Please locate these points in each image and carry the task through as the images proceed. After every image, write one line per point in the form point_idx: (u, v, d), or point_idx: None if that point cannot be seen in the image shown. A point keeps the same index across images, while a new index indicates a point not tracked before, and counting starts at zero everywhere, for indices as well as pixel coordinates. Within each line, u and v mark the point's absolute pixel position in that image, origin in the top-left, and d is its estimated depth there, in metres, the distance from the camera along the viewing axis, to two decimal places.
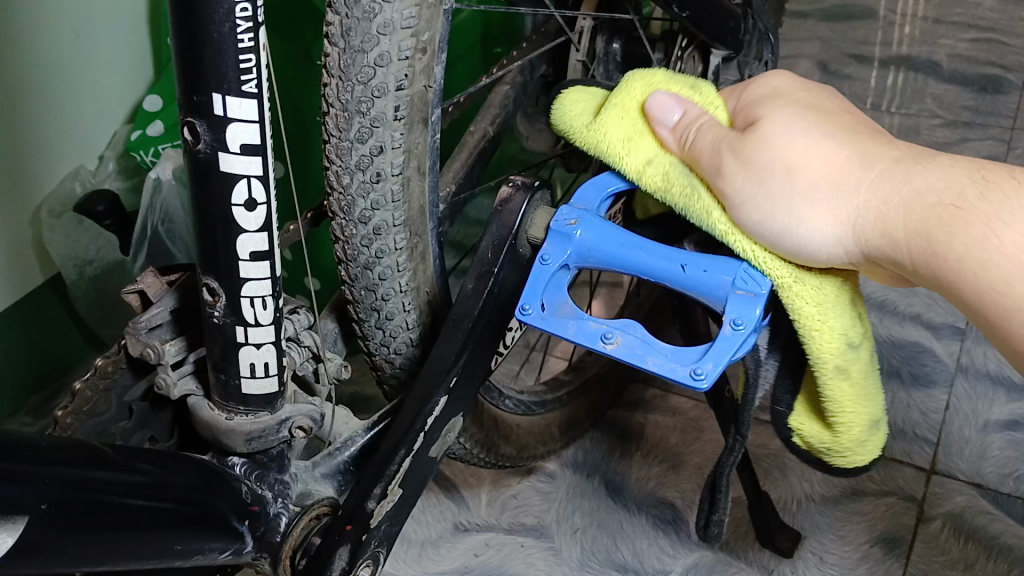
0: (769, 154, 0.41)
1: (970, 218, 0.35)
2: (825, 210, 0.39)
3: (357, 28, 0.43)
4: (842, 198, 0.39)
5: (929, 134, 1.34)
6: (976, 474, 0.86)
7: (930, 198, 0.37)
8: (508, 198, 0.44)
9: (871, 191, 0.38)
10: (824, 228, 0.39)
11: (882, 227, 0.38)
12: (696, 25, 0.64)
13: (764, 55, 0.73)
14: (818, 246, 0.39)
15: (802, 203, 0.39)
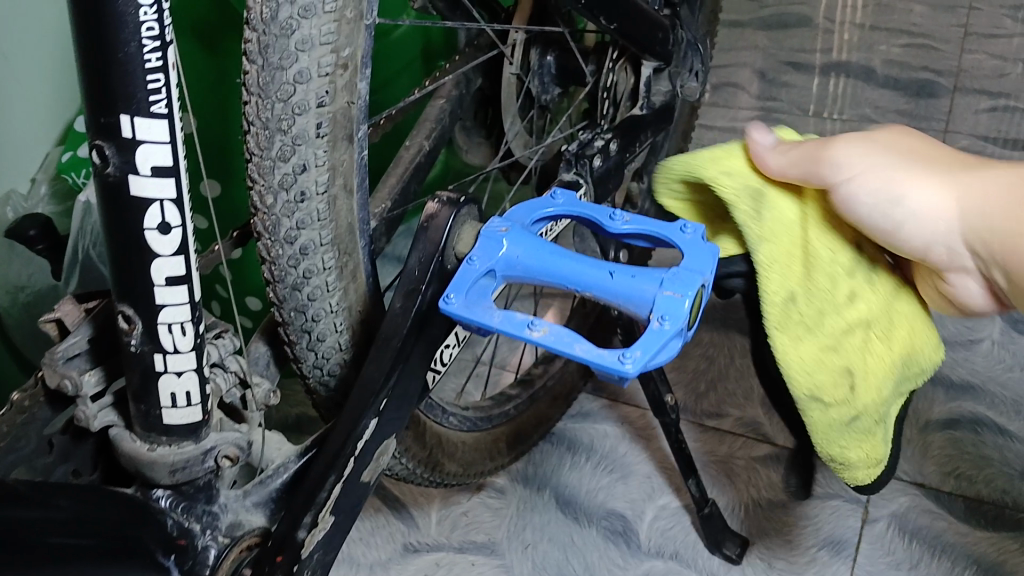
0: (873, 152, 0.46)
1: None
2: (933, 193, 0.43)
3: (275, 45, 0.42)
4: (952, 180, 0.43)
5: None
6: (918, 473, 0.87)
7: None
8: (435, 213, 0.44)
9: (977, 178, 0.43)
10: (928, 204, 0.43)
11: (987, 202, 0.41)
12: (626, 35, 0.64)
13: (695, 65, 0.73)
14: (920, 215, 0.44)
15: (911, 180, 0.44)
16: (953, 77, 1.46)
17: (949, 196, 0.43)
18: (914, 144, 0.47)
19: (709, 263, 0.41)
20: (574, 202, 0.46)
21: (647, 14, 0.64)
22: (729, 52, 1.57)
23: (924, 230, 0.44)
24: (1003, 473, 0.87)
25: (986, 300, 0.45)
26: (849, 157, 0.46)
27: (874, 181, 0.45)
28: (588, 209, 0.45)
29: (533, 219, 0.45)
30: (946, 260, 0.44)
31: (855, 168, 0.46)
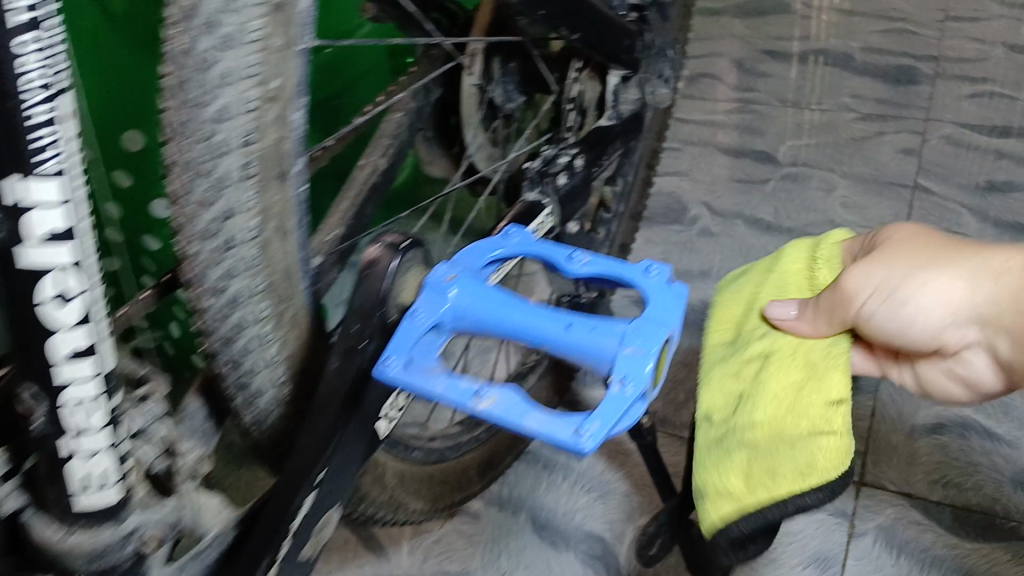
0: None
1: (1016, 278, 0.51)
2: (947, 286, 0.53)
3: (194, 79, 0.38)
4: (977, 272, 0.52)
5: (845, 128, 1.34)
6: (906, 483, 0.84)
7: (1003, 269, 0.52)
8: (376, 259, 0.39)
9: (992, 267, 0.52)
10: (939, 298, 0.53)
11: (978, 283, 0.52)
12: (589, 45, 0.59)
13: (664, 69, 0.69)
14: (947, 308, 0.53)
15: (921, 281, 0.53)
16: (933, 61, 1.42)
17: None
18: (916, 241, 0.55)
19: (676, 311, 0.37)
20: (530, 242, 0.42)
21: (614, 22, 0.60)
22: (707, 40, 1.52)
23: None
24: (992, 481, 0.84)
25: (990, 370, 0.56)
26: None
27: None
28: (544, 249, 0.42)
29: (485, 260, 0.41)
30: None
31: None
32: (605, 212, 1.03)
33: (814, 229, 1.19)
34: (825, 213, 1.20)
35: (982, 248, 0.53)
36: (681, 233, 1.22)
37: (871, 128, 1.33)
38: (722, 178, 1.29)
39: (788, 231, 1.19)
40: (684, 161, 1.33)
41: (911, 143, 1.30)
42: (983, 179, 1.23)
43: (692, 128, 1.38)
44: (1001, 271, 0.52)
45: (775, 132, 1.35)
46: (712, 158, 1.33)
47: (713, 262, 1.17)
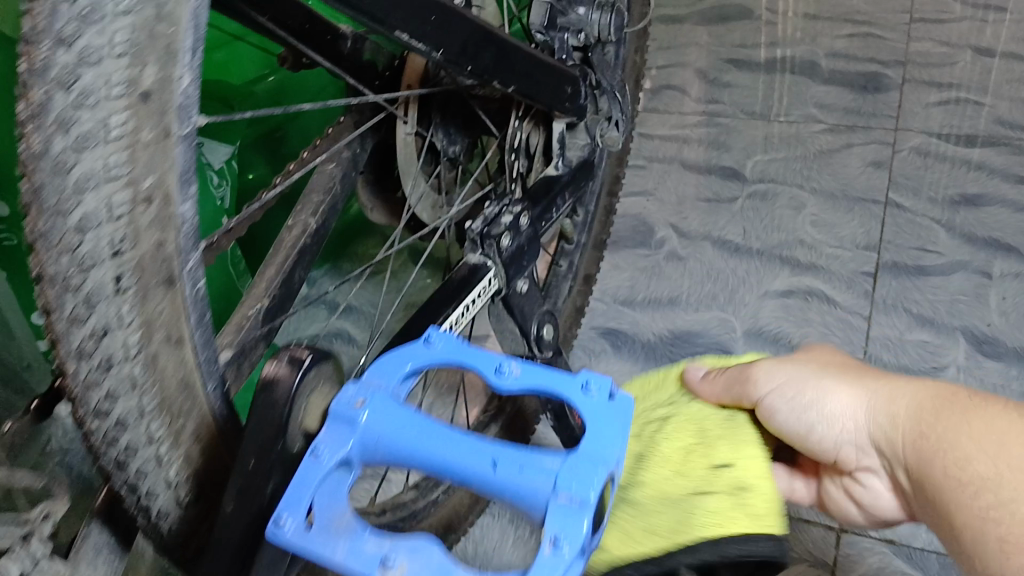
0: (811, 371, 0.57)
1: (960, 407, 0.50)
2: (845, 404, 0.55)
3: (50, 185, 0.32)
4: (861, 390, 0.55)
5: (813, 140, 1.29)
6: (887, 529, 0.81)
7: (926, 392, 0.52)
8: (274, 379, 0.34)
9: (892, 390, 0.53)
10: (841, 413, 0.55)
11: (900, 415, 0.52)
12: (527, 97, 0.55)
13: (614, 112, 0.65)
14: (839, 421, 0.55)
15: (828, 393, 0.55)
16: (901, 67, 1.38)
17: (866, 404, 0.54)
18: (830, 357, 0.59)
19: (618, 443, 0.33)
20: (454, 351, 0.37)
21: (551, 69, 0.55)
22: (671, 49, 1.47)
23: (846, 433, 0.55)
24: None
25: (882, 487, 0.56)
26: (779, 374, 0.57)
27: (814, 392, 0.56)
28: (469, 359, 0.36)
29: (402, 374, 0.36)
30: (858, 455, 0.56)
31: (790, 381, 0.57)
32: (565, 243, 0.98)
33: (783, 250, 1.13)
34: (795, 233, 1.16)
35: (883, 373, 0.55)
36: (649, 256, 1.16)
37: (839, 140, 1.29)
38: (689, 197, 1.24)
39: (758, 252, 1.14)
40: (650, 179, 1.27)
41: (881, 155, 1.26)
42: (956, 192, 1.19)
43: (657, 143, 1.32)
44: (897, 396, 0.53)
45: (741, 146, 1.30)
46: (679, 175, 1.27)
47: (681, 287, 1.11)
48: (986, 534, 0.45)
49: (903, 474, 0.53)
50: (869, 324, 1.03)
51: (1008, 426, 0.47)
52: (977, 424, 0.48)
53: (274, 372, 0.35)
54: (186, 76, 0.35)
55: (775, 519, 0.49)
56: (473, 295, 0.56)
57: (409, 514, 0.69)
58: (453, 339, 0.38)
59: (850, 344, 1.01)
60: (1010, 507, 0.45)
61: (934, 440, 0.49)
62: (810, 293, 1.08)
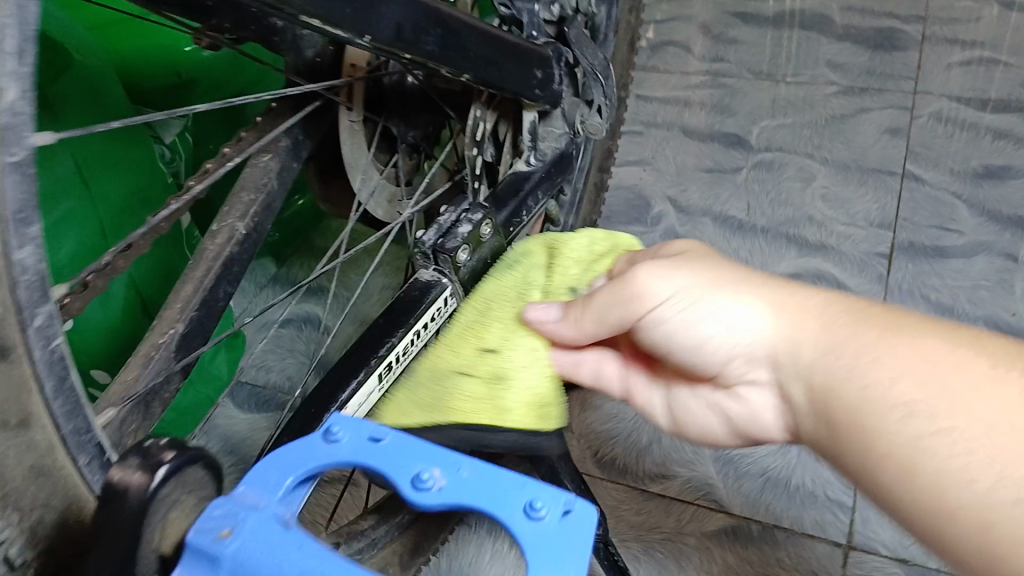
0: (717, 272, 0.48)
1: (876, 324, 0.43)
2: (748, 315, 0.47)
3: None
4: (761, 295, 0.47)
5: (824, 104, 1.18)
6: (900, 547, 0.74)
7: (835, 306, 0.45)
8: (126, 486, 0.27)
9: (796, 301, 0.46)
10: (740, 325, 0.47)
11: (805, 324, 0.45)
12: (487, 86, 0.48)
13: (597, 97, 0.57)
14: (735, 334, 0.47)
15: (724, 298, 0.47)
16: (921, 22, 1.25)
17: (778, 317, 0.46)
18: (709, 257, 0.51)
19: None
20: (359, 449, 0.29)
21: (514, 53, 0.48)
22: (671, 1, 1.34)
23: (744, 342, 0.47)
24: None
25: (767, 410, 0.49)
26: (676, 275, 0.48)
27: (724, 298, 0.47)
28: (379, 461, 0.28)
29: (287, 485, 0.28)
30: (747, 370, 0.48)
31: (694, 288, 0.48)
32: (552, 226, 0.86)
33: (791, 229, 1.04)
34: (803, 209, 1.06)
35: (784, 280, 0.48)
36: (643, 234, 1.06)
37: (852, 104, 1.18)
38: (688, 166, 1.13)
39: (763, 230, 1.04)
40: (647, 147, 1.16)
41: (898, 120, 1.16)
42: (979, 163, 1.09)
43: (656, 107, 1.21)
44: (805, 308, 0.45)
45: (747, 110, 1.18)
46: (679, 143, 1.16)
47: None
48: (902, 465, 0.38)
49: (802, 391, 0.45)
50: None
51: (938, 346, 0.40)
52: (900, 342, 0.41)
53: (123, 480, 0.27)
54: (11, 89, 0.29)
55: (535, 421, 0.49)
56: (425, 317, 0.49)
57: (370, 543, 0.57)
58: (361, 425, 0.30)
59: None
60: (949, 440, 0.36)
61: (856, 356, 0.41)
62: (820, 278, 0.99)
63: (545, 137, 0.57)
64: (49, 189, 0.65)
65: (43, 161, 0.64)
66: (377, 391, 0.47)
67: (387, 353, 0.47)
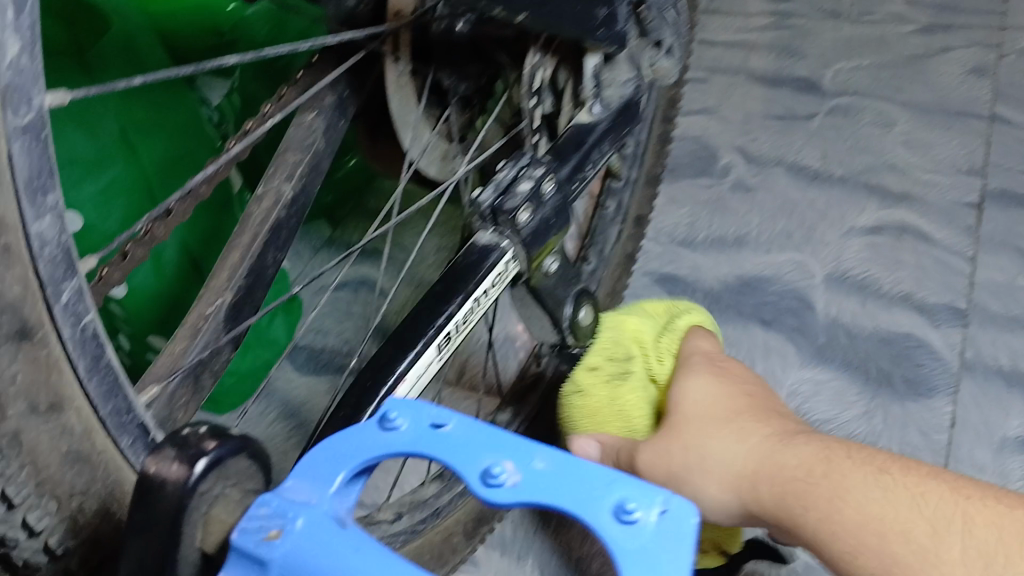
0: (700, 424, 0.49)
1: (830, 470, 0.43)
2: (715, 462, 0.47)
3: None
4: (734, 450, 0.47)
5: (902, 44, 1.10)
6: None
7: (806, 456, 0.44)
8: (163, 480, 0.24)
9: (764, 449, 0.46)
10: (714, 476, 0.47)
11: (776, 471, 0.45)
12: (544, 27, 0.46)
13: (666, 38, 0.53)
14: (716, 497, 0.47)
15: (706, 453, 0.48)
16: None
17: (749, 465, 0.46)
18: (693, 395, 0.51)
19: None
20: (420, 439, 0.26)
21: None
22: None
23: (727, 495, 0.47)
24: None
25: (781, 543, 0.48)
26: (668, 442, 0.49)
27: (701, 463, 0.48)
28: (442, 452, 0.26)
29: (339, 481, 0.26)
30: (739, 521, 0.48)
31: (679, 451, 0.49)
32: (613, 181, 0.81)
33: (871, 178, 0.97)
34: (884, 156, 0.99)
35: (756, 423, 0.49)
36: (710, 187, 0.99)
37: (932, 43, 1.10)
38: (756, 113, 1.06)
39: (840, 180, 0.98)
40: (711, 95, 1.09)
41: (982, 59, 1.08)
42: None
43: (720, 52, 1.14)
44: (772, 459, 0.45)
45: (818, 53, 1.11)
46: (745, 89, 1.09)
47: (751, 223, 0.95)
48: None
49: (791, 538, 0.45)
50: (973, 266, 0.89)
51: (883, 500, 0.40)
52: (854, 481, 0.42)
53: (159, 473, 0.24)
54: (12, 44, 0.26)
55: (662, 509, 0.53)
56: (485, 283, 0.45)
57: (434, 512, 0.55)
58: (423, 410, 0.27)
59: (950, 291, 0.87)
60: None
61: (812, 508, 0.42)
62: (904, 230, 0.92)
63: (610, 83, 0.53)
64: (94, 154, 0.63)
65: (84, 122, 0.62)
66: (437, 363, 0.44)
67: (446, 322, 0.44)
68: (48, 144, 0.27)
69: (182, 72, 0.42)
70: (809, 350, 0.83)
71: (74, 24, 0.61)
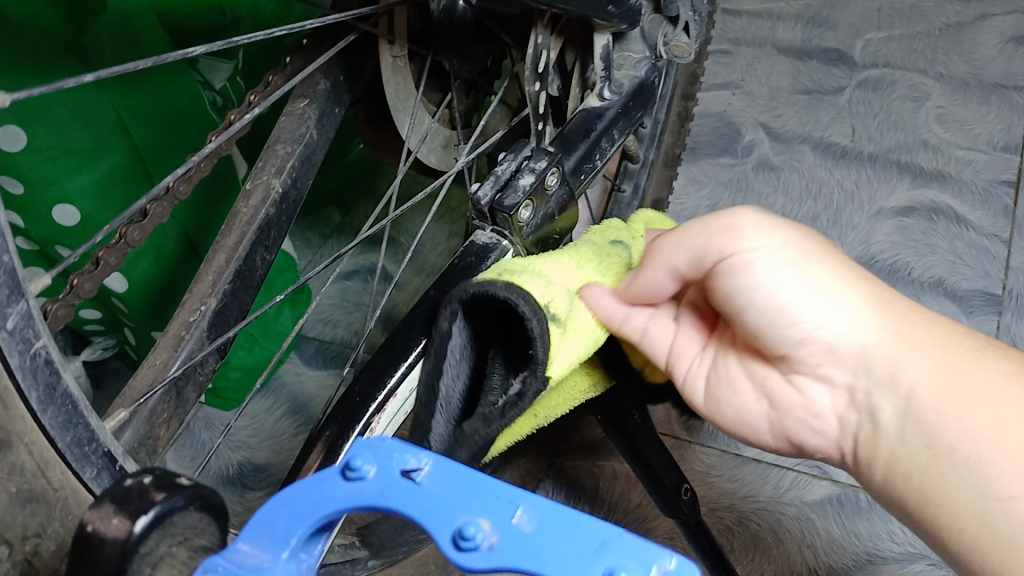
0: (816, 245, 0.42)
1: (984, 354, 0.39)
2: (848, 299, 0.40)
3: None
4: (870, 289, 0.41)
5: (937, 12, 1.05)
6: None
7: (946, 333, 0.40)
8: (105, 538, 0.23)
9: (894, 300, 0.41)
10: (841, 307, 0.39)
11: (905, 321, 0.40)
12: (551, 6, 0.42)
13: (682, 11, 0.50)
14: (840, 318, 0.40)
15: (831, 282, 0.40)
16: None
17: (883, 311, 0.40)
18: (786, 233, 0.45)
19: None
20: (389, 489, 0.24)
21: None
22: None
23: (838, 328, 0.40)
24: None
25: (822, 407, 0.42)
26: (783, 236, 0.41)
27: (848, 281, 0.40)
28: (415, 508, 0.23)
29: (297, 542, 0.24)
30: (821, 357, 0.41)
31: (814, 254, 0.40)
32: (630, 163, 0.78)
33: (903, 155, 0.93)
34: (917, 132, 0.94)
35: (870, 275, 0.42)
36: (733, 166, 0.95)
37: (970, 11, 1.05)
38: (783, 88, 1.01)
39: (869, 158, 0.93)
40: (735, 68, 1.04)
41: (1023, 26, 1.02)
42: None
43: (745, 21, 1.08)
44: (910, 317, 0.40)
45: (849, 22, 1.05)
46: (771, 62, 1.04)
47: (775, 205, 0.91)
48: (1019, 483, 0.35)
49: (889, 395, 0.39)
50: (1009, 251, 0.85)
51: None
52: (1001, 371, 0.38)
53: (98, 530, 0.23)
54: None
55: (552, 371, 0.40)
56: None
57: None
58: (393, 453, 0.25)
59: (986, 276, 0.83)
60: None
61: (966, 377, 0.38)
62: (937, 212, 0.88)
63: (620, 65, 0.50)
64: (90, 144, 0.58)
65: (77, 110, 0.56)
66: None
67: None
68: None
69: (146, 64, 0.37)
70: None
71: (73, 2, 0.54)
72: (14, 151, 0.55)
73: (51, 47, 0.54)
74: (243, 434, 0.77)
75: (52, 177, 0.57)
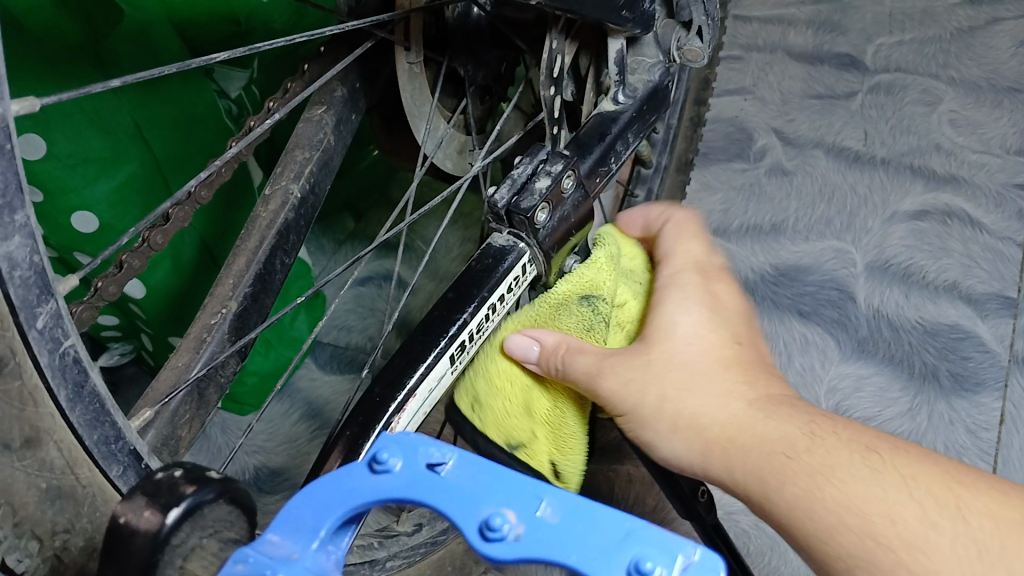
0: (654, 370, 0.43)
1: (822, 453, 0.37)
2: (680, 438, 0.41)
3: None
4: (706, 411, 0.41)
5: (949, 16, 1.05)
6: None
7: (794, 432, 0.38)
8: (137, 532, 0.23)
9: (733, 415, 0.40)
10: (677, 448, 0.41)
11: (743, 438, 0.39)
12: (565, 11, 0.42)
13: (696, 15, 0.50)
14: (678, 454, 0.41)
15: (664, 423, 0.41)
16: None
17: (719, 437, 0.40)
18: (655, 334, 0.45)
19: None
20: (413, 482, 0.24)
21: None
22: None
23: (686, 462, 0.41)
24: None
25: None
26: (616, 383, 0.43)
27: (670, 428, 0.41)
28: (440, 501, 0.24)
29: (324, 534, 0.24)
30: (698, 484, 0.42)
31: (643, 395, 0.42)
32: (642, 168, 0.78)
33: (916, 159, 0.92)
34: (930, 136, 0.94)
35: (728, 379, 0.42)
36: (745, 172, 0.95)
37: (982, 15, 1.05)
38: (795, 93, 1.01)
39: (883, 162, 0.93)
40: (747, 74, 1.04)
41: None
42: None
43: (756, 28, 1.09)
44: (750, 429, 0.39)
45: (861, 27, 1.06)
46: (783, 67, 1.04)
47: (788, 210, 0.91)
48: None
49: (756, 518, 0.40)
50: None
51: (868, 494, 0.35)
52: (838, 470, 0.36)
53: (130, 523, 0.24)
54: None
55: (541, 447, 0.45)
56: (500, 289, 0.43)
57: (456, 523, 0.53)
58: (418, 447, 0.25)
59: (1000, 279, 0.83)
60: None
61: (785, 492, 0.36)
62: (950, 215, 0.88)
63: (634, 68, 0.51)
64: (109, 152, 0.59)
65: (92, 116, 0.57)
66: (449, 375, 0.42)
67: (460, 331, 0.41)
68: (15, 159, 0.26)
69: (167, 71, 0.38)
70: (849, 344, 0.79)
71: (90, 10, 0.54)
72: (35, 159, 0.56)
73: (70, 56, 0.54)
74: (259, 440, 0.78)
75: (70, 184, 0.58)
